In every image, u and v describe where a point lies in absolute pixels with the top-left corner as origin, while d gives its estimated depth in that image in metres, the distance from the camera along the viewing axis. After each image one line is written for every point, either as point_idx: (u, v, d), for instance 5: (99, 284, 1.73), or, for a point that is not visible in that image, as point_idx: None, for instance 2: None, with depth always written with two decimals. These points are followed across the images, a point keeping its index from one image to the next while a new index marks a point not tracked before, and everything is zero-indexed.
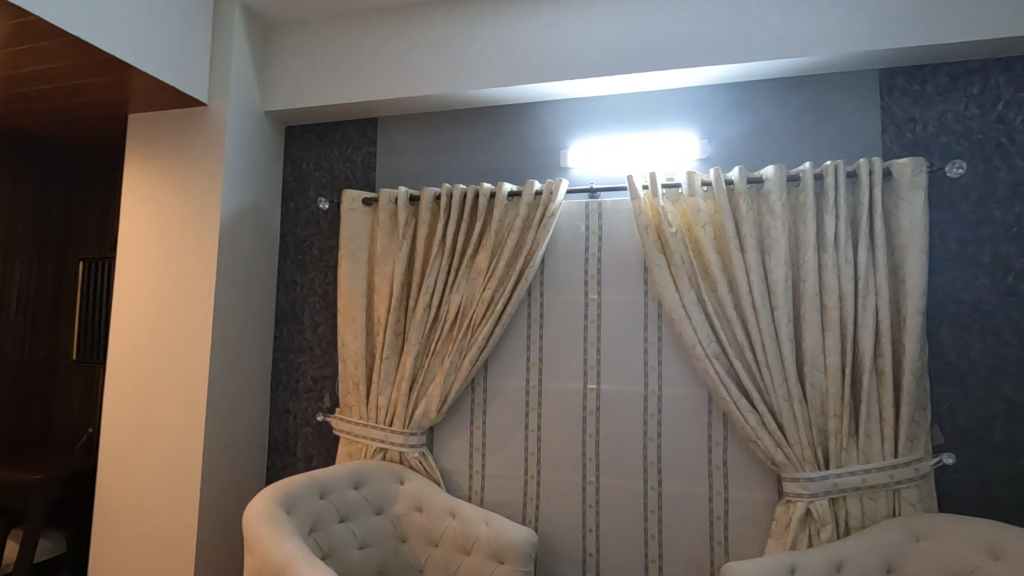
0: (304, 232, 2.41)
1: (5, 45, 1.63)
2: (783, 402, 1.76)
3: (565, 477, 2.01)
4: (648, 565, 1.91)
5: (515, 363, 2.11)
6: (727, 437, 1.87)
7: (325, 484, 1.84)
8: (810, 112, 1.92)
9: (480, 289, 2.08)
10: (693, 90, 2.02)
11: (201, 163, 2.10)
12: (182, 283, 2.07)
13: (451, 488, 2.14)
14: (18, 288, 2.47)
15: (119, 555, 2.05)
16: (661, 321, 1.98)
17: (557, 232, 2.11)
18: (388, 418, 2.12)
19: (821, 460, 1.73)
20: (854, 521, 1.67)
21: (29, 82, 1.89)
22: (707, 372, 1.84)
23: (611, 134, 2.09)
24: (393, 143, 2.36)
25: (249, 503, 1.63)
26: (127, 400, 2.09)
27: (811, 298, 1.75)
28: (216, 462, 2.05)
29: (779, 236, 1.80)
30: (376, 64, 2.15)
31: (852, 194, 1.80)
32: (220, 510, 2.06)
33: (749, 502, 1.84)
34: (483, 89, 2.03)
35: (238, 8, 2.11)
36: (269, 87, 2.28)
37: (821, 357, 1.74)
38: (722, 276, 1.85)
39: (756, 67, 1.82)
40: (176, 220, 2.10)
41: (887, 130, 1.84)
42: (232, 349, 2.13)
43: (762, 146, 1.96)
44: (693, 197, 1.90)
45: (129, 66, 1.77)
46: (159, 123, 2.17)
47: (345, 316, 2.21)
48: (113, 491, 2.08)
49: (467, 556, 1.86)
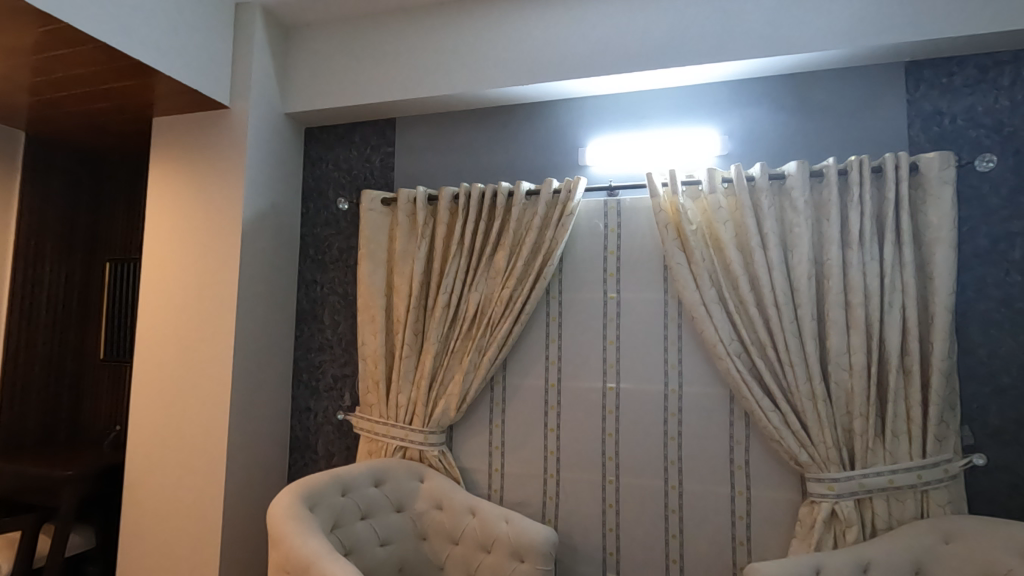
0: (324, 233, 2.43)
1: (35, 52, 1.67)
2: (807, 401, 1.74)
3: (585, 477, 2.01)
4: (669, 565, 1.89)
5: (534, 362, 2.11)
6: (749, 437, 1.85)
7: (347, 482, 1.86)
8: (834, 106, 1.89)
9: (498, 288, 2.09)
10: (712, 86, 2.00)
11: (223, 165, 2.13)
12: (205, 283, 2.10)
13: (470, 487, 2.14)
14: (48, 288, 2.54)
15: (146, 549, 2.09)
16: (681, 319, 1.96)
17: (576, 230, 2.11)
18: (408, 417, 2.13)
19: (847, 461, 1.70)
20: (881, 522, 1.64)
21: (58, 86, 1.93)
22: (729, 371, 1.82)
23: (630, 132, 2.08)
24: (412, 143, 2.38)
25: (274, 499, 1.65)
26: (153, 398, 2.13)
27: (836, 296, 1.72)
28: (240, 459, 2.08)
29: (802, 233, 1.78)
30: (394, 64, 2.16)
31: (877, 189, 1.76)
32: (243, 506, 2.09)
33: (772, 502, 1.82)
34: (501, 87, 2.03)
35: (259, 11, 2.14)
36: (288, 89, 2.30)
37: (846, 357, 1.72)
38: (743, 273, 1.83)
39: (778, 61, 1.80)
40: (200, 220, 2.14)
41: (913, 123, 1.81)
42: (255, 348, 2.16)
43: (784, 141, 1.93)
44: (713, 194, 1.88)
45: (154, 71, 1.80)
46: (183, 125, 2.20)
47: (365, 316, 2.22)
48: (141, 486, 2.12)
49: (487, 554, 1.87)
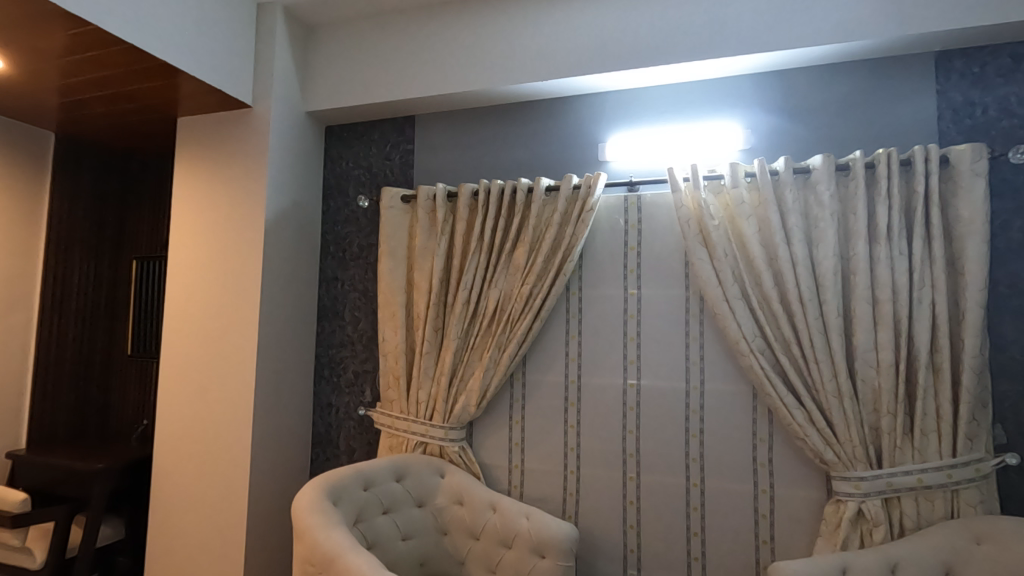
0: (345, 230, 2.45)
1: (65, 54, 1.71)
2: (833, 398, 1.71)
3: (605, 474, 2.00)
4: (691, 563, 1.88)
5: (554, 358, 2.11)
6: (773, 435, 1.83)
7: (369, 476, 1.88)
8: (861, 98, 1.85)
9: (518, 284, 2.09)
10: (734, 80, 1.98)
11: (247, 163, 2.16)
12: (229, 280, 2.14)
13: (490, 482, 2.15)
14: (78, 286, 2.61)
15: (173, 539, 2.14)
16: (703, 315, 1.94)
17: (596, 226, 2.10)
18: (429, 412, 2.15)
19: (874, 460, 1.67)
20: (909, 522, 1.61)
21: (87, 87, 1.97)
22: (752, 368, 1.80)
23: (650, 126, 2.06)
24: (431, 140, 2.38)
25: (299, 492, 1.68)
26: (180, 392, 2.17)
27: (862, 292, 1.69)
28: (263, 453, 2.11)
29: (828, 227, 1.75)
30: (413, 61, 2.17)
31: (906, 182, 1.73)
32: (267, 498, 2.12)
33: (796, 501, 1.80)
34: (520, 84, 2.03)
35: (281, 11, 2.16)
36: (309, 88, 2.32)
37: (873, 353, 1.68)
38: (766, 268, 1.81)
39: (802, 53, 1.77)
40: (224, 219, 2.17)
41: (944, 115, 1.76)
42: (278, 343, 2.19)
43: (809, 135, 1.90)
44: (736, 188, 1.86)
45: (179, 71, 1.84)
46: (207, 125, 2.24)
47: (386, 312, 2.24)
48: (168, 478, 2.16)
49: (508, 550, 1.87)
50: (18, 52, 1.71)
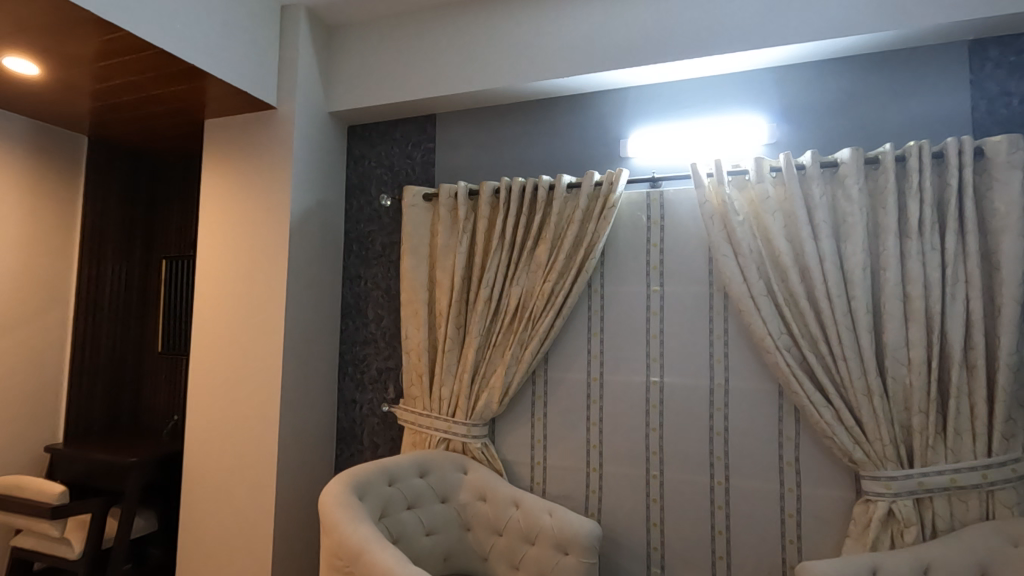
0: (367, 229, 2.48)
1: (97, 60, 1.77)
2: (862, 396, 1.68)
3: (628, 471, 1.99)
4: (716, 562, 1.87)
5: (577, 354, 2.11)
6: (800, 433, 1.81)
7: (394, 472, 1.91)
8: (892, 89, 1.81)
9: (540, 281, 2.09)
10: (759, 73, 1.95)
11: (271, 164, 2.19)
12: (256, 279, 2.18)
13: (513, 479, 2.16)
14: (111, 285, 2.69)
15: (203, 531, 2.19)
16: (727, 312, 1.92)
17: (618, 222, 2.09)
18: (451, 409, 2.16)
19: (905, 459, 1.64)
20: (942, 523, 1.57)
21: (118, 92, 2.03)
22: (778, 365, 1.77)
23: (673, 122, 2.04)
24: (453, 138, 2.40)
25: (326, 486, 1.71)
26: (208, 388, 2.22)
27: (893, 288, 1.66)
28: (290, 448, 2.15)
29: (857, 222, 1.71)
30: (434, 60, 2.19)
31: (939, 175, 1.69)
32: (294, 493, 2.16)
33: (824, 501, 1.77)
34: (541, 81, 2.03)
35: (304, 13, 2.20)
36: (332, 88, 2.35)
37: (904, 350, 1.65)
38: (792, 264, 1.78)
39: (830, 45, 1.73)
40: (251, 219, 2.21)
41: (978, 106, 1.72)
42: (303, 340, 2.23)
43: (836, 128, 1.86)
44: (761, 183, 1.83)
45: (206, 74, 1.88)
46: (232, 127, 2.28)
47: (408, 310, 2.26)
48: (197, 472, 2.22)
49: (531, 546, 1.87)
50: (53, 58, 1.76)
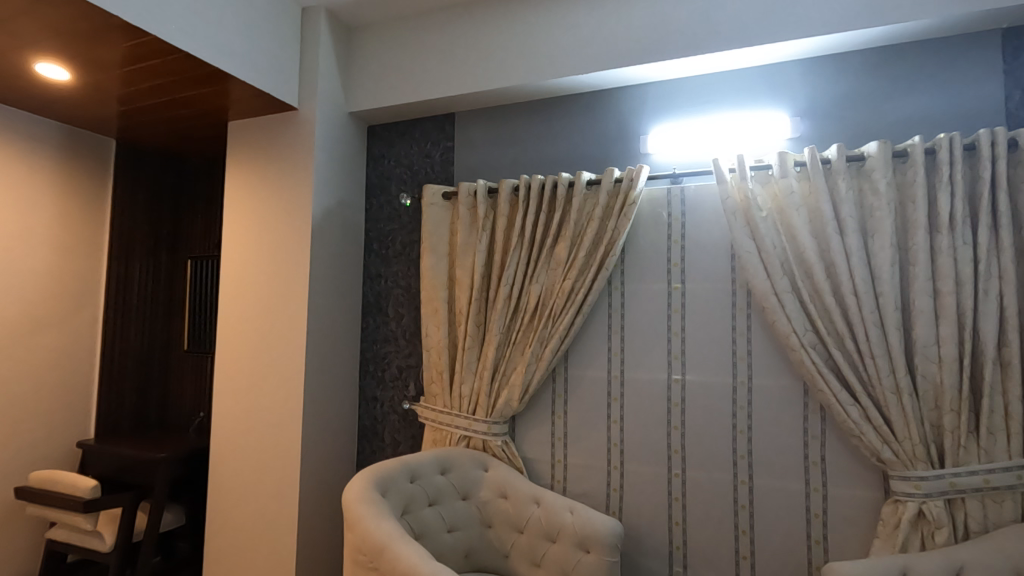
0: (387, 228, 2.50)
1: (125, 65, 1.81)
2: (890, 394, 1.65)
3: (650, 470, 1.98)
4: (740, 562, 1.85)
5: (597, 352, 2.10)
6: (825, 432, 1.78)
7: (415, 469, 1.93)
8: (921, 80, 1.76)
9: (560, 279, 2.08)
10: (781, 66, 1.92)
11: (293, 164, 2.22)
12: (278, 278, 2.21)
13: (533, 477, 2.16)
14: (138, 285, 2.75)
15: (228, 525, 2.23)
16: (750, 309, 1.90)
17: (638, 219, 2.07)
18: (472, 407, 2.17)
19: (935, 459, 1.60)
20: (975, 524, 1.53)
21: (144, 95, 2.07)
22: (803, 363, 1.75)
23: (693, 117, 2.02)
24: (471, 136, 2.40)
25: (349, 483, 1.73)
26: (233, 385, 2.26)
27: (923, 284, 1.62)
28: (313, 445, 2.17)
29: (884, 217, 1.68)
30: (453, 59, 2.19)
31: (970, 168, 1.64)
32: (317, 488, 2.19)
33: (851, 501, 1.74)
34: (560, 77, 2.02)
35: (324, 15, 2.22)
36: (352, 89, 2.37)
37: (934, 348, 1.61)
38: (818, 260, 1.75)
39: (855, 36, 1.70)
40: (274, 219, 2.24)
41: (1011, 96, 1.67)
42: (325, 338, 2.25)
43: (863, 121, 1.83)
44: (785, 178, 1.81)
45: (230, 76, 1.91)
46: (255, 128, 2.31)
47: (429, 308, 2.27)
48: (223, 467, 2.26)
49: (553, 544, 1.87)
50: (82, 64, 1.81)
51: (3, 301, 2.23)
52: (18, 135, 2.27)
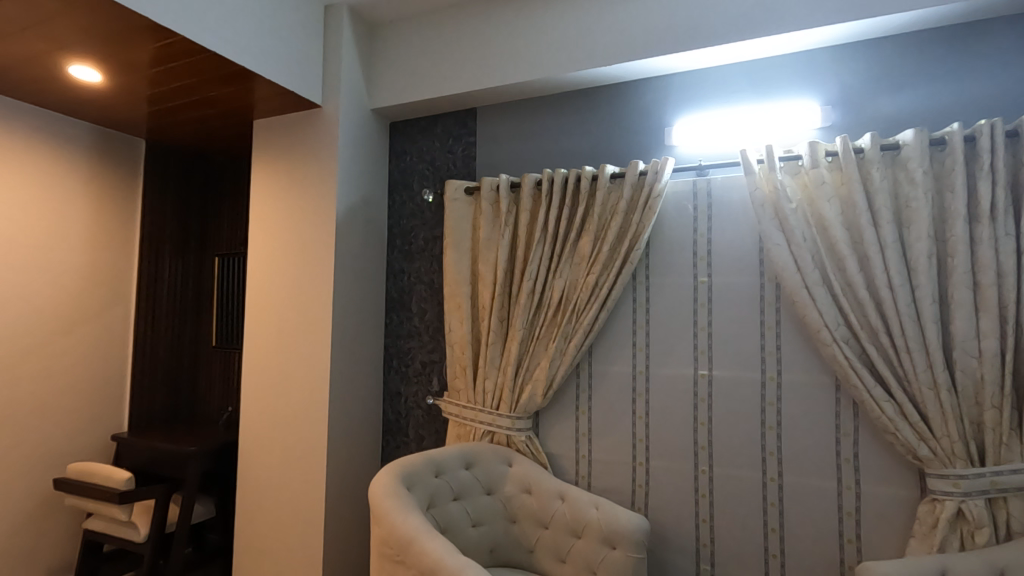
0: (410, 224, 2.51)
1: (155, 65, 1.84)
2: (927, 390, 1.60)
3: (676, 466, 1.96)
4: (769, 560, 1.81)
5: (621, 347, 2.08)
6: (858, 429, 1.73)
7: (440, 463, 1.93)
8: (958, 65, 1.70)
9: (584, 274, 2.07)
10: (811, 54, 1.87)
11: (317, 161, 2.24)
12: (304, 275, 2.23)
13: (558, 472, 2.15)
14: (168, 283, 2.81)
15: (257, 517, 2.27)
16: (780, 303, 1.86)
17: (663, 213, 2.04)
18: (495, 402, 2.17)
19: (975, 457, 1.55)
20: (1017, 524, 1.48)
21: (172, 95, 2.11)
22: (835, 358, 1.70)
23: (719, 108, 1.99)
24: (493, 132, 2.39)
25: (375, 476, 1.74)
26: (260, 380, 2.30)
27: (962, 276, 1.56)
28: (339, 439, 2.20)
29: (921, 207, 1.62)
30: (475, 54, 2.19)
31: (1012, 155, 1.58)
32: (343, 482, 2.21)
33: (885, 500, 1.69)
34: (583, 70, 2.00)
35: (347, 12, 2.23)
36: (374, 85, 2.38)
37: (974, 342, 1.56)
38: (850, 253, 1.71)
39: (889, 20, 1.65)
40: (298, 215, 2.27)
41: None
42: (349, 334, 2.27)
43: (897, 108, 1.77)
44: (816, 169, 1.76)
45: (256, 75, 1.93)
46: (279, 126, 2.34)
47: (451, 303, 2.27)
48: (251, 461, 2.29)
49: (578, 540, 1.86)
50: (113, 65, 1.84)
51: (39, 298, 2.30)
52: (52, 137, 2.33)
